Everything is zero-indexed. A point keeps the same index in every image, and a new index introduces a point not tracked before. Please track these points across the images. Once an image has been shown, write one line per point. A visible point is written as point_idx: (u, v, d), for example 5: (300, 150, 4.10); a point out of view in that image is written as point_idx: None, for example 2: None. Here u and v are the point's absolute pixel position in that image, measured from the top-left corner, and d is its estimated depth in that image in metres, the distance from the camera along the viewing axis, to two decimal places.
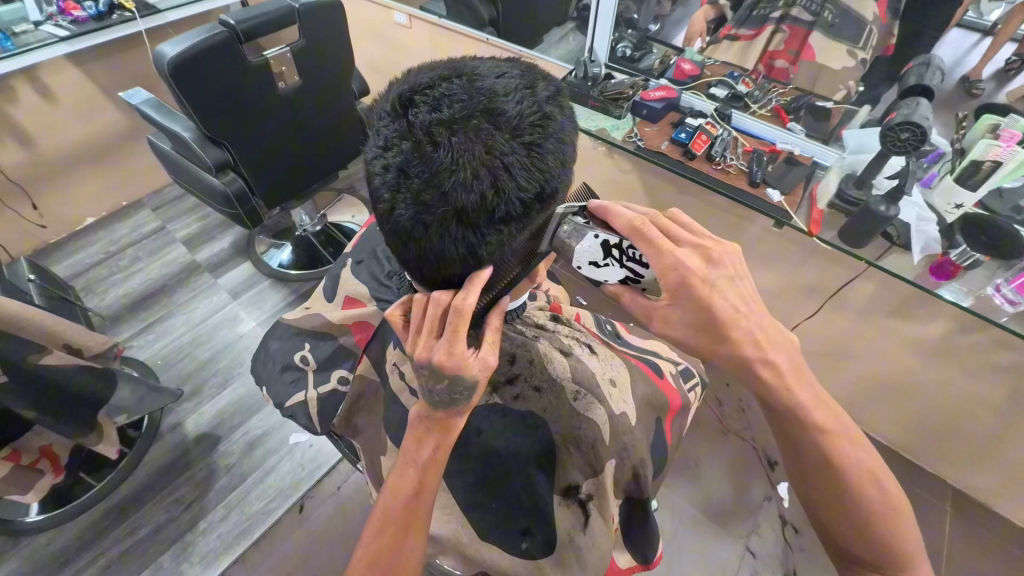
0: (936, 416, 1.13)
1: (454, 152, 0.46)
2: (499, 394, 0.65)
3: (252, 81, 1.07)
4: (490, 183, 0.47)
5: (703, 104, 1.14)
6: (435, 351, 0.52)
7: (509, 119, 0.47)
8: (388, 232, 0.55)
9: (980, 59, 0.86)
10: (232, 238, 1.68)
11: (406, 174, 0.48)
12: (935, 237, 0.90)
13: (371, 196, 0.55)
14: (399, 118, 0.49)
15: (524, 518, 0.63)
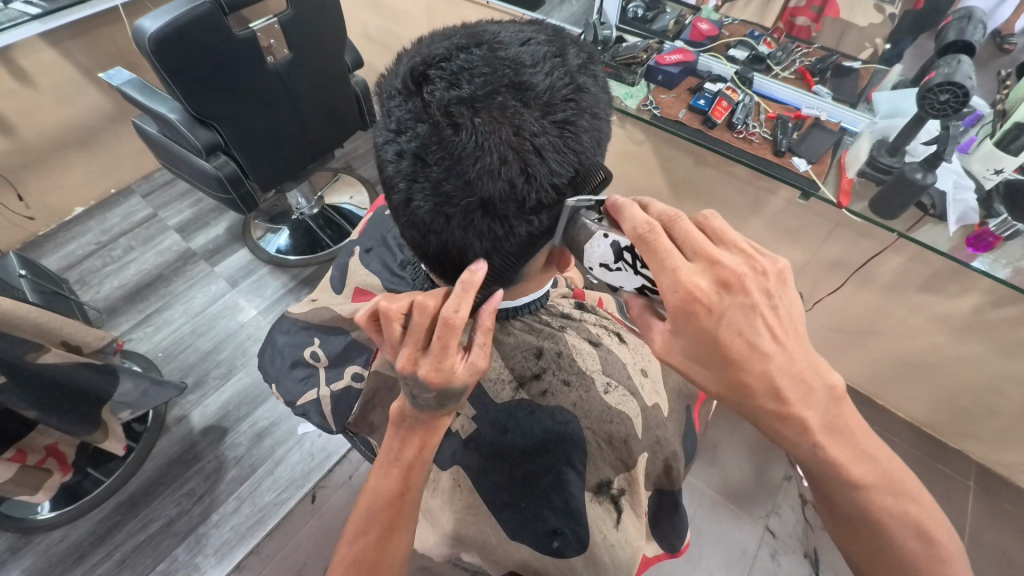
0: (963, 392, 1.10)
1: (478, 135, 0.41)
2: (526, 389, 0.62)
3: (239, 56, 1.00)
4: (520, 169, 0.42)
5: (722, 67, 1.05)
6: (422, 367, 0.48)
7: (539, 94, 0.42)
8: (404, 224, 0.50)
9: (1012, 11, 0.79)
10: (228, 223, 1.62)
11: (423, 160, 0.43)
12: (972, 206, 0.84)
13: (384, 184, 0.50)
14: (412, 97, 0.43)
15: (553, 518, 0.58)
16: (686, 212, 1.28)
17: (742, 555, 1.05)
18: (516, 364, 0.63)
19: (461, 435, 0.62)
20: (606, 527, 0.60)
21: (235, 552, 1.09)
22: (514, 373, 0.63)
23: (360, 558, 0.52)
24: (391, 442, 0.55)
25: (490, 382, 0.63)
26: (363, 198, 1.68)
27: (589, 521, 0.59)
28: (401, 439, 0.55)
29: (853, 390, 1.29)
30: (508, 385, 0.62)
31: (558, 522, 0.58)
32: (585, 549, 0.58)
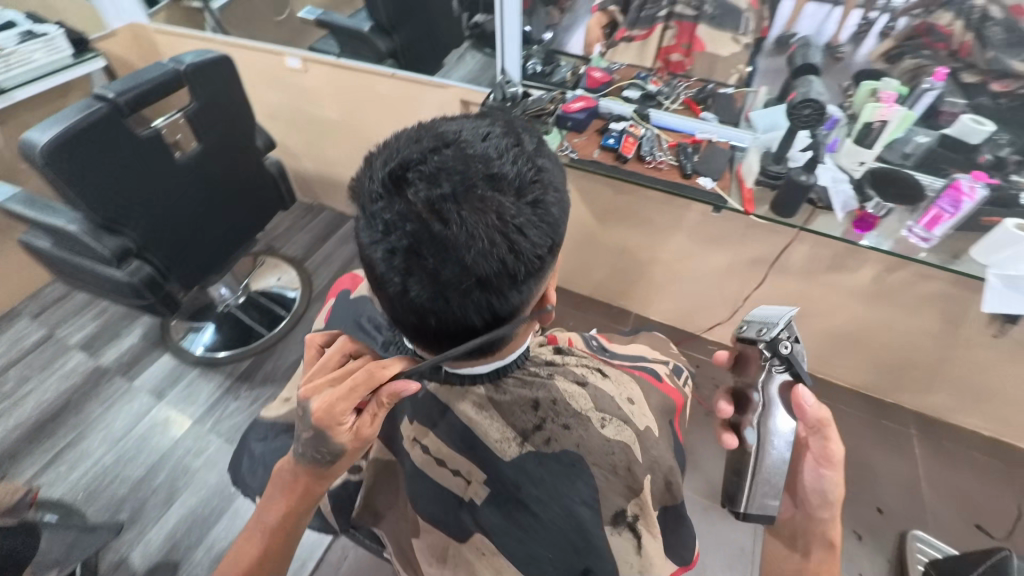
0: (884, 351, 1.24)
1: (467, 226, 0.42)
2: (529, 442, 0.57)
3: (143, 157, 0.95)
4: (509, 249, 0.43)
5: (622, 108, 1.17)
6: (319, 397, 0.53)
7: (512, 181, 0.44)
8: (398, 312, 0.49)
9: (835, 27, 0.96)
10: (142, 330, 1.47)
11: (417, 256, 0.43)
12: (850, 195, 0.97)
13: (372, 279, 0.49)
14: (393, 200, 0.44)
15: (581, 560, 0.56)
16: (616, 237, 1.36)
17: (742, 551, 1.08)
18: (516, 419, 0.58)
19: (476, 500, 0.58)
20: (632, 555, 0.59)
21: None
22: (516, 429, 0.58)
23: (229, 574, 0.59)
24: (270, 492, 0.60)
25: (494, 440, 0.57)
26: (291, 277, 1.60)
27: (613, 555, 0.57)
28: (277, 487, 0.60)
29: None
30: (511, 440, 0.57)
31: (585, 560, 0.56)
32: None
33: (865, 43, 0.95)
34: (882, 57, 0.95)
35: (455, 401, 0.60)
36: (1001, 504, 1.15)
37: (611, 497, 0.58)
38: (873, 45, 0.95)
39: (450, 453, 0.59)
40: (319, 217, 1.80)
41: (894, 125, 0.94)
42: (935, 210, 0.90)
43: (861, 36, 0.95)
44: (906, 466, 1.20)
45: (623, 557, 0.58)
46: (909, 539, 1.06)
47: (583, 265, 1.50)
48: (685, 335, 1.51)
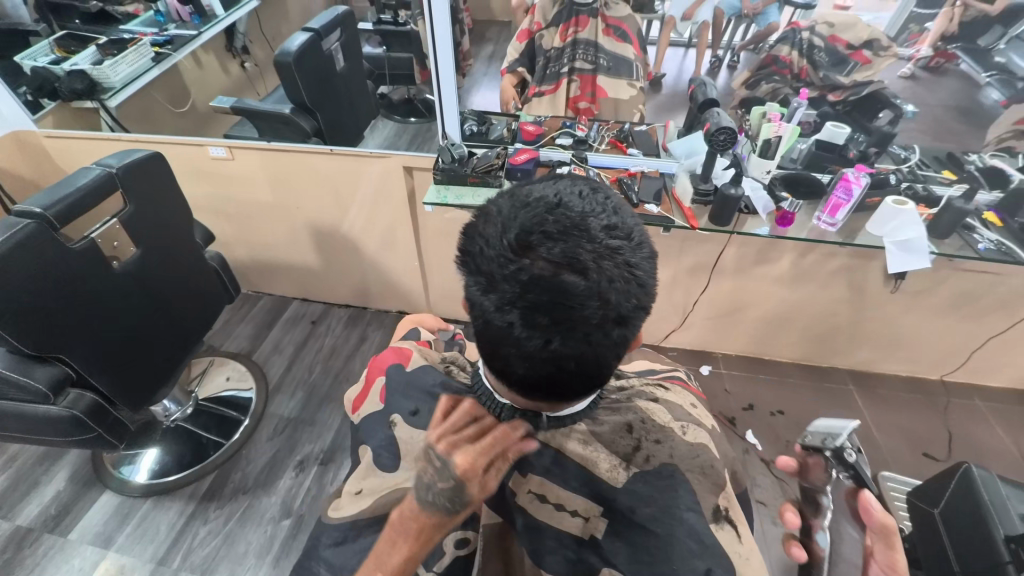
0: (815, 325, 1.42)
1: (609, 270, 0.39)
2: (631, 463, 0.56)
3: (84, 272, 0.85)
4: (647, 284, 0.42)
5: (561, 154, 1.28)
6: (461, 452, 0.52)
7: (625, 217, 0.42)
8: (524, 372, 0.45)
9: (693, 65, 1.08)
10: (67, 472, 1.25)
11: (561, 311, 0.40)
12: (768, 199, 1.16)
13: (492, 342, 0.44)
14: (525, 264, 0.39)
15: (701, 559, 0.50)
16: None
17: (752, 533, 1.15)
18: (614, 444, 0.57)
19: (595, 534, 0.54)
20: (739, 546, 0.52)
21: None
22: (617, 454, 0.56)
23: None
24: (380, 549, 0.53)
25: (604, 470, 0.56)
26: (241, 373, 1.47)
27: (728, 549, 0.51)
28: (391, 543, 0.53)
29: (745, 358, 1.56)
30: (617, 466, 0.56)
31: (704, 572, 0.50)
32: None
33: (719, 76, 1.07)
34: (744, 85, 1.08)
35: (558, 442, 0.57)
36: (935, 432, 1.35)
37: (704, 492, 0.54)
38: (726, 77, 1.07)
39: (569, 495, 0.55)
40: (257, 304, 1.72)
41: (785, 140, 1.15)
42: (834, 199, 1.11)
43: (715, 71, 1.06)
44: (860, 421, 1.37)
45: (732, 549, 0.51)
46: (883, 481, 1.20)
47: None
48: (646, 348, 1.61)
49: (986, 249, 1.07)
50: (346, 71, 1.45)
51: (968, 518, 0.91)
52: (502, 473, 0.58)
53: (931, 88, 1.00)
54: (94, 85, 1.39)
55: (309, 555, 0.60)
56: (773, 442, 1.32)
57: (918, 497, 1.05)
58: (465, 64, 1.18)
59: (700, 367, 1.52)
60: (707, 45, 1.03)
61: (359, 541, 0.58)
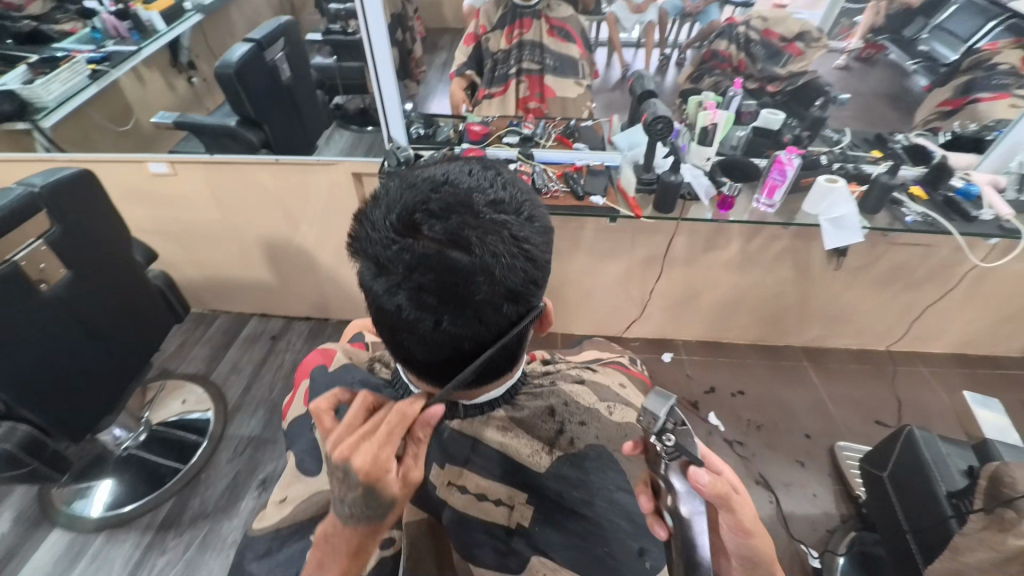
0: (766, 305, 1.45)
1: (493, 242, 0.40)
2: (556, 447, 0.57)
3: (7, 298, 0.81)
4: (534, 259, 0.42)
5: (507, 152, 1.29)
6: (359, 454, 0.44)
7: (515, 192, 0.44)
8: (425, 356, 0.45)
9: (643, 62, 1.11)
10: (14, 511, 1.18)
11: (446, 286, 0.40)
12: (708, 185, 1.21)
13: (389, 327, 0.44)
14: (406, 240, 0.40)
15: (634, 538, 0.54)
16: None
17: None
18: (538, 430, 0.57)
19: (524, 526, 0.55)
20: None
21: None
22: (541, 439, 0.57)
23: None
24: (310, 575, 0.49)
25: (527, 454, 0.56)
26: (198, 395, 1.42)
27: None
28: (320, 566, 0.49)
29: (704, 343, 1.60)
30: (541, 451, 0.56)
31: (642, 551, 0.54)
32: None
33: (668, 73, 1.11)
34: (688, 79, 1.12)
35: (477, 431, 0.57)
36: (884, 400, 1.41)
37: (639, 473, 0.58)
38: (673, 73, 1.11)
39: (490, 484, 0.55)
40: (214, 323, 1.67)
41: (723, 127, 1.19)
42: (770, 181, 1.15)
43: (665, 68, 1.10)
44: (817, 396, 1.41)
45: None
46: (838, 452, 1.25)
47: None
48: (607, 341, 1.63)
49: (914, 221, 1.12)
50: (292, 81, 1.44)
51: (912, 481, 0.96)
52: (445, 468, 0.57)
53: (862, 77, 1.06)
54: (25, 106, 1.33)
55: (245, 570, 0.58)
56: (734, 422, 1.34)
57: (867, 461, 1.09)
58: (417, 71, 1.19)
59: (661, 355, 1.54)
60: (655, 44, 1.06)
61: (282, 552, 0.57)
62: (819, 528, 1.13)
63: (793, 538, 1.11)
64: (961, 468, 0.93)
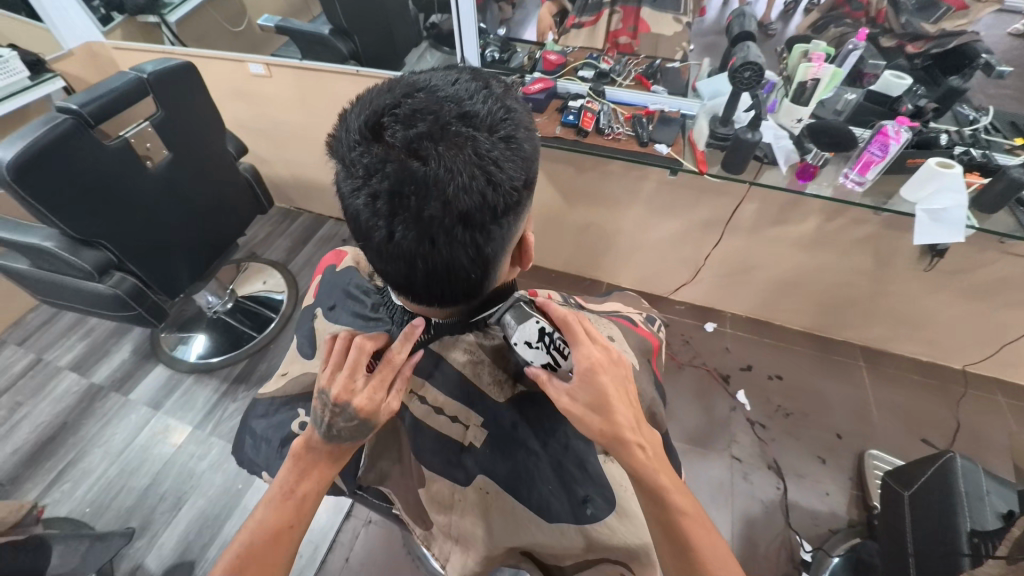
0: (830, 293, 1.35)
1: (446, 161, 0.45)
2: (522, 383, 0.69)
3: (118, 169, 0.98)
4: (487, 181, 0.46)
5: (578, 87, 1.23)
6: (357, 394, 0.52)
7: (485, 116, 0.48)
8: (388, 265, 0.52)
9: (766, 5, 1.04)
10: (131, 346, 1.46)
11: (398, 191, 0.46)
12: (791, 149, 1.08)
13: (357, 232, 0.52)
14: (373, 144, 0.47)
15: (581, 487, 0.66)
16: (581, 212, 1.44)
17: (720, 486, 1.19)
18: (507, 364, 0.69)
19: (477, 444, 0.66)
20: (622, 479, 0.68)
21: None
22: (508, 372, 0.69)
23: None
24: (287, 476, 0.53)
25: (492, 386, 0.68)
26: (276, 280, 1.63)
27: (611, 482, 0.67)
28: (297, 476, 0.53)
29: (754, 320, 1.53)
30: (505, 384, 0.69)
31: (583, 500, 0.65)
32: (614, 506, 0.66)
33: (792, 19, 1.05)
34: (809, 28, 1.06)
35: (448, 353, 0.68)
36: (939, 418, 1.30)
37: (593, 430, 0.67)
38: (798, 20, 1.05)
39: (449, 403, 0.67)
40: (296, 220, 1.86)
41: (825, 83, 1.01)
42: (866, 156, 0.99)
43: (788, 15, 1.05)
44: (859, 399, 1.34)
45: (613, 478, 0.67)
46: (868, 459, 1.19)
47: (553, 244, 1.59)
48: (651, 299, 1.61)
49: None
50: None
51: (933, 503, 0.88)
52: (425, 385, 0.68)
53: None
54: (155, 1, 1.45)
55: (250, 424, 0.72)
56: (763, 404, 1.33)
57: (893, 476, 1.02)
58: None
59: (704, 324, 1.53)
60: None
61: (276, 416, 0.69)
62: (821, 525, 1.13)
63: (788, 526, 1.13)
64: (999, 510, 0.83)
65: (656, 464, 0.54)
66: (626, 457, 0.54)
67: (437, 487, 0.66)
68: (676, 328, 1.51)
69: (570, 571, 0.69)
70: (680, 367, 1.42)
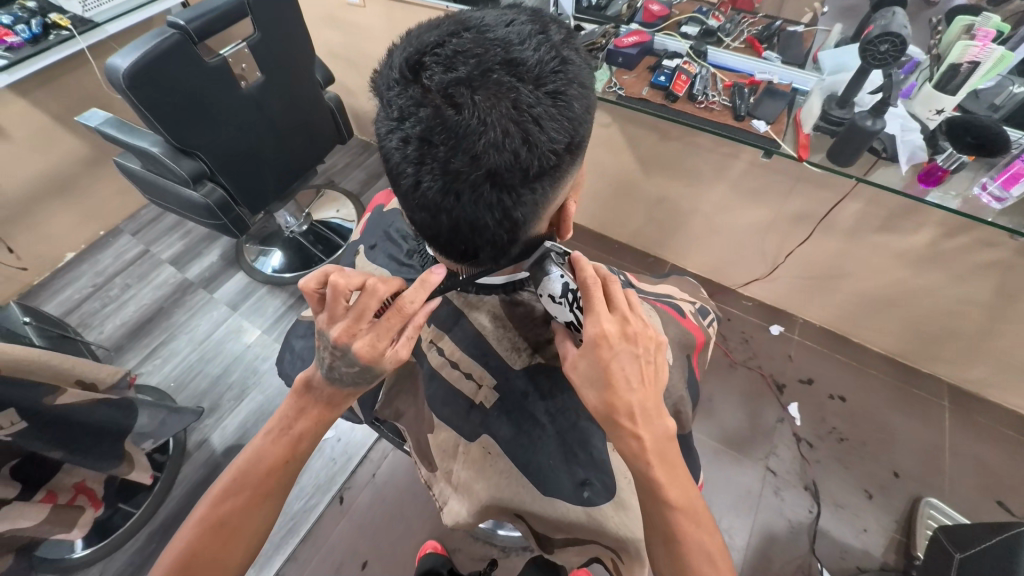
0: (926, 319, 1.19)
1: (479, 112, 0.44)
2: (541, 353, 0.69)
3: (212, 85, 1.04)
4: (522, 139, 0.45)
5: (677, 45, 1.10)
6: (358, 340, 0.53)
7: (530, 69, 0.46)
8: (414, 208, 0.54)
9: None
10: (220, 250, 1.62)
11: (429, 137, 0.46)
12: (920, 145, 0.89)
13: (389, 172, 0.53)
14: (411, 84, 0.47)
15: (581, 470, 0.65)
16: (657, 184, 1.34)
17: (747, 495, 1.14)
18: (529, 332, 0.69)
19: (485, 405, 0.69)
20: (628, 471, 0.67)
21: (272, 562, 1.14)
22: (528, 341, 0.69)
23: (224, 519, 0.54)
24: (287, 414, 0.60)
25: (507, 350, 0.69)
26: (349, 210, 1.72)
27: (613, 470, 0.67)
28: (297, 412, 0.59)
29: (830, 332, 1.38)
30: (525, 352, 0.69)
31: (584, 480, 0.65)
32: (612, 495, 0.65)
33: None
34: None
35: (470, 310, 0.71)
36: None
37: None
38: None
39: (464, 358, 0.70)
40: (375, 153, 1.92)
41: (984, 69, 0.82)
42: (1017, 166, 0.81)
43: None
44: (933, 441, 1.19)
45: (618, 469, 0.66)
46: (922, 506, 1.09)
47: (621, 213, 1.52)
48: (716, 288, 1.50)
49: None
50: None
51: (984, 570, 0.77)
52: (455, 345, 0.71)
53: None
54: None
55: (291, 343, 0.83)
56: (815, 422, 1.24)
57: (944, 532, 0.93)
58: None
59: (770, 325, 1.41)
60: None
61: None
62: (849, 560, 1.06)
63: (811, 551, 1.07)
64: None
65: (651, 462, 0.50)
66: (617, 445, 0.52)
67: (441, 437, 0.70)
68: (737, 323, 1.41)
69: (559, 544, 0.72)
70: (731, 365, 1.34)
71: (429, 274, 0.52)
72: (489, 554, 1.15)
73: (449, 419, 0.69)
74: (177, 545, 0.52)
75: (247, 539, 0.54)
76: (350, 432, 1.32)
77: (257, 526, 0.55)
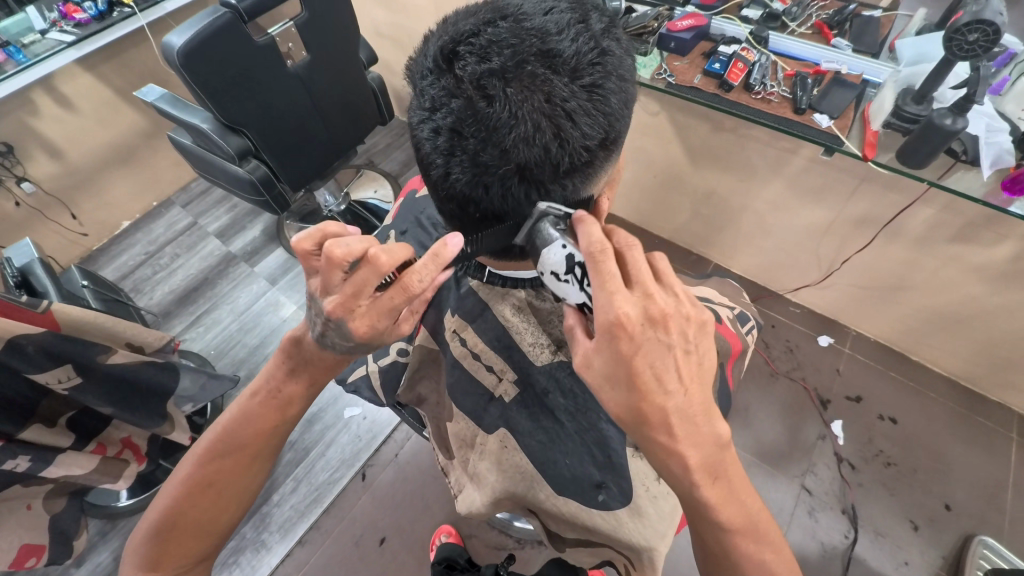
0: (1000, 342, 1.08)
1: (511, 105, 0.42)
2: (564, 351, 0.67)
3: (259, 64, 1.05)
4: (553, 134, 0.43)
5: (736, 29, 1.01)
6: (355, 316, 0.50)
7: (567, 60, 0.43)
8: (443, 199, 0.52)
9: None
10: (262, 226, 1.67)
11: (459, 131, 0.44)
12: (1008, 148, 0.78)
13: (419, 160, 0.52)
14: (444, 75, 0.45)
15: (598, 472, 0.63)
16: (704, 178, 1.27)
17: (779, 511, 1.08)
18: (553, 329, 0.67)
19: (505, 398, 0.67)
20: (648, 478, 0.64)
21: (297, 527, 1.18)
22: (551, 338, 0.67)
23: (209, 480, 0.56)
24: (276, 373, 0.59)
25: (529, 346, 0.67)
26: (387, 191, 1.74)
27: (632, 475, 0.64)
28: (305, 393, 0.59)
29: (885, 347, 1.29)
30: (547, 349, 0.66)
31: (602, 483, 0.63)
32: (629, 501, 0.63)
33: None
34: None
35: (494, 302, 0.69)
36: None
37: None
38: None
39: (486, 350, 0.68)
40: None
41: None
42: None
43: None
44: (995, 475, 1.10)
45: (639, 476, 0.64)
46: (975, 545, 0.99)
47: (664, 207, 1.45)
48: (761, 291, 1.42)
49: None
50: None
51: None
52: (478, 337, 0.69)
53: None
54: None
55: None
56: (861, 443, 1.16)
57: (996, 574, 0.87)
58: None
59: (818, 335, 1.32)
60: None
61: None
62: None
63: None
64: None
65: (703, 477, 0.45)
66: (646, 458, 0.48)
67: (459, 425, 0.70)
68: (781, 331, 1.34)
69: (571, 544, 0.70)
70: (771, 375, 1.27)
71: (445, 248, 0.48)
72: (504, 544, 1.15)
73: (469, 409, 0.68)
74: (164, 501, 0.55)
75: (231, 497, 0.57)
76: (376, 412, 1.34)
77: (239, 491, 0.58)
